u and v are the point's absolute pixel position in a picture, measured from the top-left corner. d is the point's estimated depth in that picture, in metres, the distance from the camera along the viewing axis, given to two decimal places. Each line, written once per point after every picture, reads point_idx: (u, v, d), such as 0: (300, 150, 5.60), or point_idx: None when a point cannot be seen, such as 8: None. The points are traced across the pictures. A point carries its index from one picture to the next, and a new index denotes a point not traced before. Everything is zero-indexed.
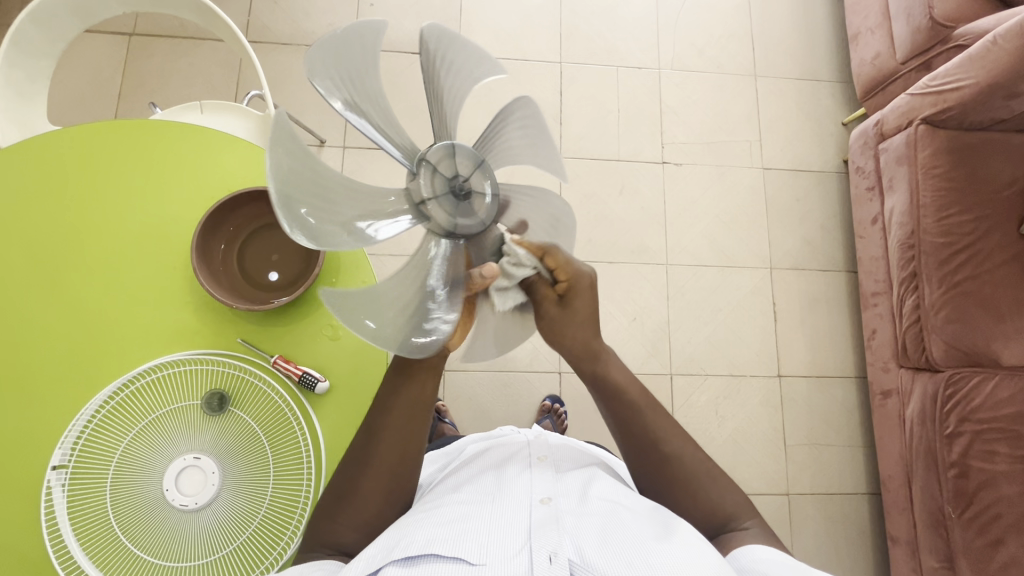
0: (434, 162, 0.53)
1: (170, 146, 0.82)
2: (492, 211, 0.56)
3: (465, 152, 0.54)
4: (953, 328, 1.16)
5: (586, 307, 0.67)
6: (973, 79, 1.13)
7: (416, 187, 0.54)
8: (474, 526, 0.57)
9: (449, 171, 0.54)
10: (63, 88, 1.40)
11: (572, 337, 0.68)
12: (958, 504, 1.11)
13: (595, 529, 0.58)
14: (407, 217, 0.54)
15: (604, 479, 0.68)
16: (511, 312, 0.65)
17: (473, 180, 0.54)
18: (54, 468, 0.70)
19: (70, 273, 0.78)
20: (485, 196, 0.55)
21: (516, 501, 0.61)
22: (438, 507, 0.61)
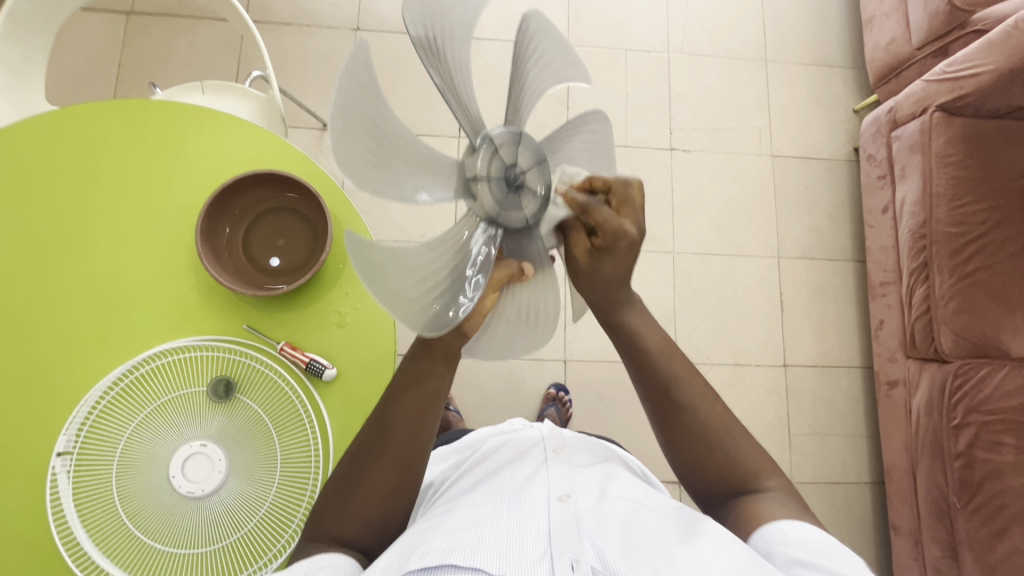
0: (496, 142, 0.47)
1: (173, 126, 0.80)
2: (537, 213, 0.51)
3: (529, 145, 0.49)
4: (963, 318, 1.15)
5: (623, 269, 0.58)
6: (991, 65, 1.11)
7: (469, 163, 0.47)
8: (492, 529, 0.56)
9: (508, 156, 0.48)
10: (60, 66, 1.37)
11: (595, 292, 0.60)
12: (962, 496, 1.11)
13: (617, 531, 0.57)
14: (451, 189, 0.46)
15: (620, 479, 0.68)
16: (536, 314, 0.57)
17: (528, 175, 0.49)
18: (59, 455, 0.69)
19: (72, 256, 0.76)
20: (535, 194, 0.50)
21: (534, 502, 0.61)
22: (453, 513, 0.60)
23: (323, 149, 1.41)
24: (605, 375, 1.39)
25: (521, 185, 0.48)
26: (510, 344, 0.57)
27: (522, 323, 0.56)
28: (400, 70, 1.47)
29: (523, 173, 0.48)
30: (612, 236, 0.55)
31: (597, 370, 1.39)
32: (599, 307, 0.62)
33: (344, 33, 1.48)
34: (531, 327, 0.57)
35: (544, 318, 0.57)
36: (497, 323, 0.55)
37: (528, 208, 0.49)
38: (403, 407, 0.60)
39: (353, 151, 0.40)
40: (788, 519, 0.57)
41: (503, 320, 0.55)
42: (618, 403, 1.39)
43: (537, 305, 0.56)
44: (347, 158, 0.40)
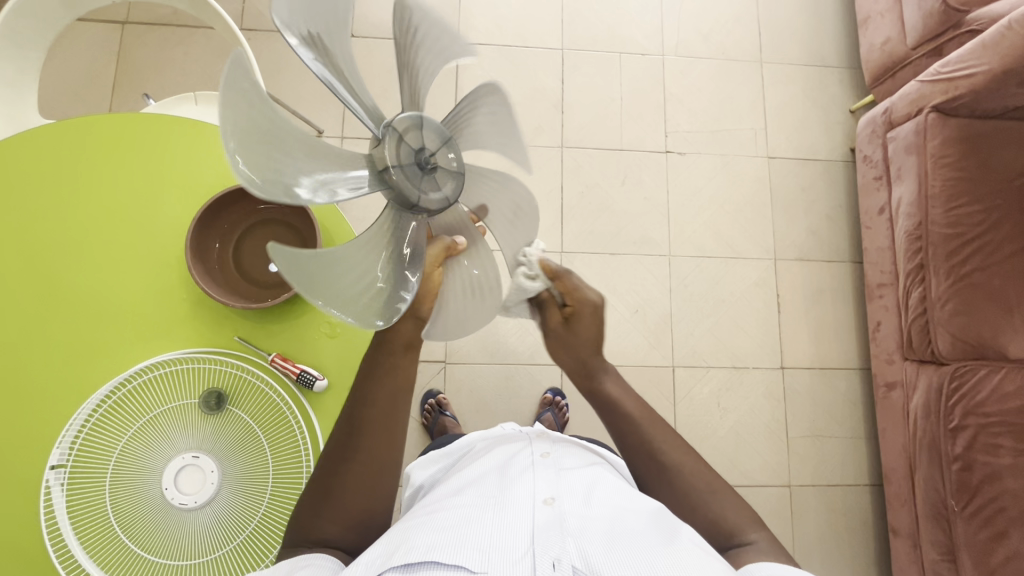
0: (398, 129, 0.49)
1: (162, 139, 0.80)
2: (454, 193, 0.53)
3: (433, 125, 0.51)
4: (960, 320, 1.14)
5: (594, 335, 0.70)
6: (985, 66, 1.10)
7: (378, 153, 0.49)
8: (477, 530, 0.56)
9: (412, 140, 0.50)
10: (56, 78, 1.38)
11: (569, 353, 0.72)
12: (961, 498, 1.11)
13: (599, 534, 0.57)
14: (368, 183, 0.48)
15: (607, 482, 0.67)
16: (472, 293, 0.60)
17: (436, 152, 0.51)
18: (53, 468, 0.70)
19: (65, 270, 0.77)
20: (450, 172, 0.52)
21: (519, 503, 0.60)
22: (439, 512, 0.60)
23: None
24: None
25: (431, 161, 0.51)
26: (467, 326, 0.63)
27: (473, 300, 0.61)
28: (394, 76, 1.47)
29: (431, 153, 0.50)
30: (578, 305, 0.67)
31: None
32: (579, 373, 0.74)
33: None
34: (480, 304, 0.61)
35: (493, 292, 0.61)
36: (450, 300, 0.60)
37: (443, 184, 0.52)
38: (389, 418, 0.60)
39: (263, 159, 0.39)
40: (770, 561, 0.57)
41: (455, 299, 0.60)
42: None
43: (479, 279, 0.60)
44: (258, 164, 0.39)
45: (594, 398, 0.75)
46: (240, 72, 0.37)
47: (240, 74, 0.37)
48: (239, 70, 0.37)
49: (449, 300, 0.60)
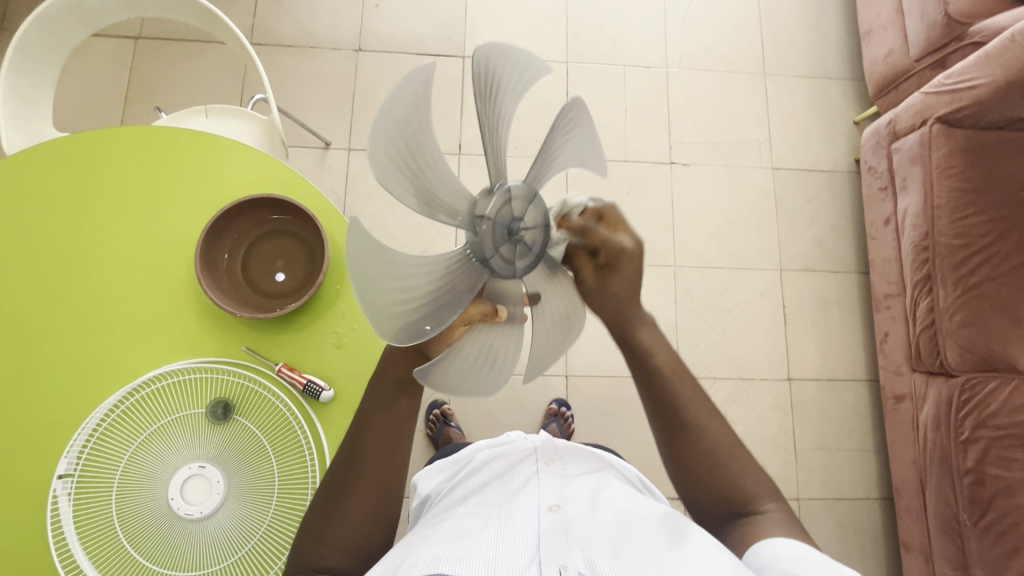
0: (514, 193, 0.47)
1: (174, 151, 0.82)
2: (525, 270, 0.50)
3: (541, 207, 0.49)
4: (969, 331, 1.13)
5: (630, 284, 0.55)
6: (988, 77, 1.11)
7: (482, 202, 0.47)
8: (481, 540, 0.56)
9: (519, 207, 0.47)
10: (70, 92, 1.40)
11: (606, 309, 0.57)
12: (973, 513, 1.09)
13: (606, 540, 0.56)
14: (459, 220, 0.47)
15: (613, 488, 0.67)
16: (487, 360, 0.52)
17: (530, 231, 0.49)
18: (60, 477, 0.70)
19: (76, 280, 0.78)
20: (529, 254, 0.49)
21: (523, 512, 0.60)
22: (446, 523, 0.60)
23: (325, 168, 1.43)
24: (607, 391, 1.39)
25: (523, 235, 0.48)
26: (478, 384, 0.52)
27: (488, 363, 0.52)
28: None
29: (525, 226, 0.48)
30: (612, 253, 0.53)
31: (599, 386, 1.39)
32: (614, 323, 0.59)
33: (346, 54, 1.50)
34: (494, 371, 0.52)
35: (509, 357, 0.53)
36: (461, 357, 0.51)
37: (520, 263, 0.49)
38: (395, 428, 0.60)
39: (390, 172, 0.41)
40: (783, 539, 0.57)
41: (469, 356, 0.51)
42: (621, 418, 1.38)
43: (498, 348, 0.53)
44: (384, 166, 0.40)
45: (628, 356, 0.62)
46: (409, 93, 0.39)
47: (409, 94, 0.39)
48: (411, 87, 0.39)
49: (462, 357, 0.51)
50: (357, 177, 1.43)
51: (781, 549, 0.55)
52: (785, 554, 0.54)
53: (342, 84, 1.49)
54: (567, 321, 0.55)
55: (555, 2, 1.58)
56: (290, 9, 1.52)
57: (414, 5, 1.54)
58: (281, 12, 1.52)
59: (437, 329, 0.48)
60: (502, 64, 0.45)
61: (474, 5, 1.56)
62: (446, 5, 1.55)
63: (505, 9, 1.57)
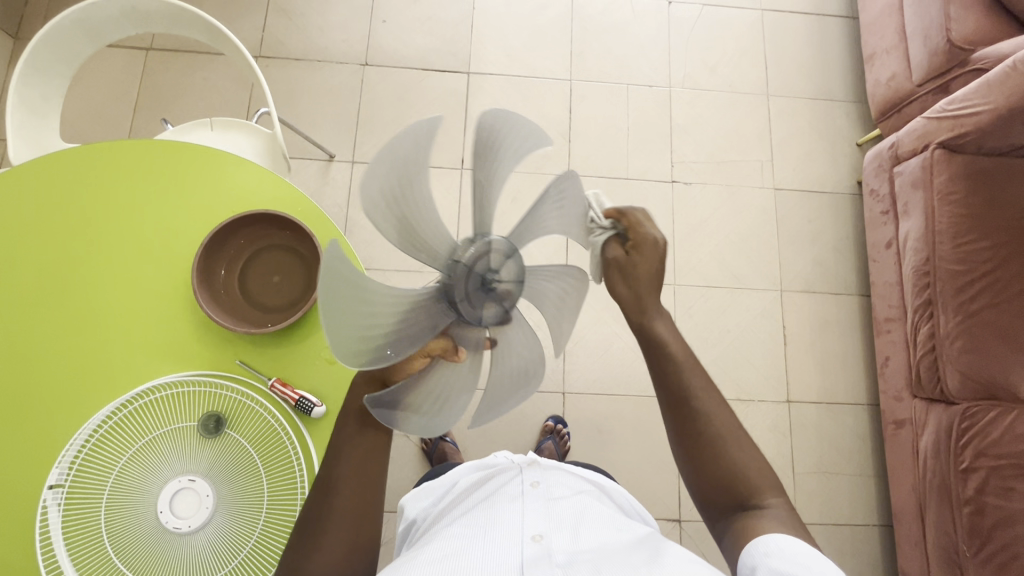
0: (499, 248, 0.49)
1: (176, 166, 0.83)
2: (493, 322, 0.50)
3: (516, 262, 0.50)
4: (970, 358, 1.12)
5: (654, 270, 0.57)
6: (989, 104, 1.11)
7: (460, 248, 0.49)
8: (464, 567, 0.55)
9: (496, 258, 0.49)
10: (81, 101, 1.43)
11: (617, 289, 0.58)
12: (972, 544, 1.08)
13: (590, 564, 0.54)
14: (435, 258, 0.49)
15: (596, 512, 0.66)
16: (438, 400, 0.52)
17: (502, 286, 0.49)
18: (50, 488, 0.70)
19: (75, 291, 0.79)
20: (497, 307, 0.50)
21: (505, 538, 0.59)
22: (427, 550, 0.59)
23: (328, 181, 1.45)
24: (604, 409, 1.38)
25: (495, 287, 0.49)
26: (430, 422, 0.52)
27: (442, 401, 0.52)
28: (405, 103, 1.51)
29: (496, 279, 0.49)
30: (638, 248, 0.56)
31: (596, 403, 1.38)
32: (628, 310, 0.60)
33: (352, 68, 1.52)
34: (450, 407, 0.52)
35: (463, 397, 0.53)
36: (418, 393, 0.52)
37: (486, 313, 0.49)
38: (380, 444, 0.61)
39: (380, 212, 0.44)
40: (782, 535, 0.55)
41: (424, 393, 0.52)
42: (617, 436, 1.37)
43: (448, 390, 0.52)
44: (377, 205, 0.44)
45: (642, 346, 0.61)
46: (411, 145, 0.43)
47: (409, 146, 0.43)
48: (414, 140, 0.43)
49: (419, 393, 0.52)
50: (359, 190, 1.44)
51: (782, 544, 0.53)
52: (783, 548, 0.53)
53: (348, 97, 1.50)
54: (523, 372, 0.55)
55: (560, 21, 1.60)
56: (299, 23, 1.55)
57: (421, 21, 1.56)
58: (290, 26, 1.54)
59: (401, 354, 0.49)
60: (504, 132, 0.48)
61: (480, 22, 1.58)
62: (453, 21, 1.57)
63: (510, 27, 1.58)
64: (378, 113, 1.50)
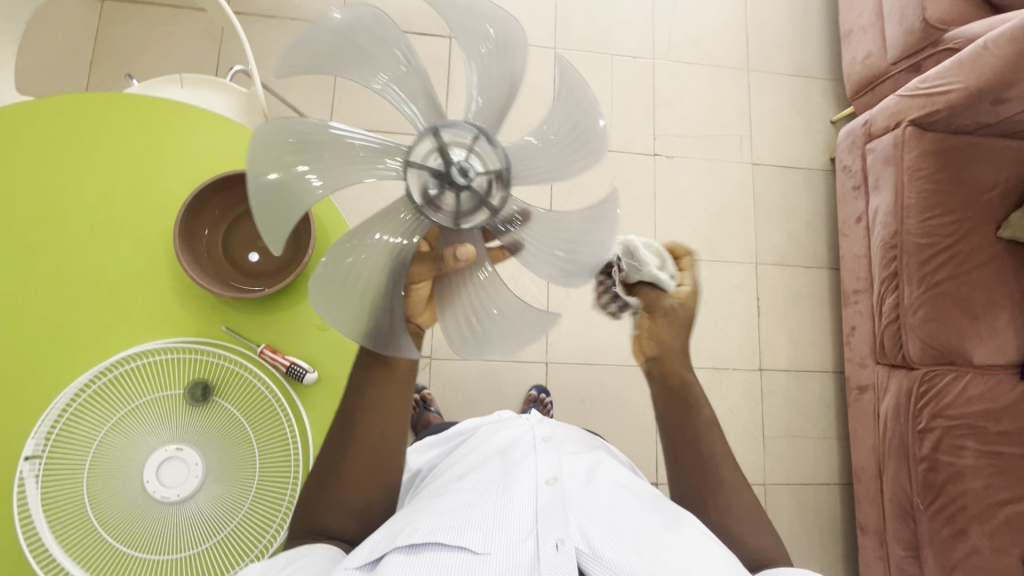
0: (469, 129, 0.49)
1: (146, 122, 0.78)
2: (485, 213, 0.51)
3: (482, 143, 0.49)
4: (930, 326, 1.19)
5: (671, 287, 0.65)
6: (961, 83, 1.15)
7: (445, 147, 0.49)
8: (480, 514, 0.58)
9: (434, 166, 0.49)
10: (29, 52, 1.32)
11: None
12: (926, 497, 1.16)
13: (601, 512, 0.58)
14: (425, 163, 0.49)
15: (610, 465, 0.70)
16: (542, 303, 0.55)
17: (455, 194, 0.49)
18: (26, 459, 0.67)
19: (45, 255, 0.74)
20: (485, 187, 0.50)
21: (522, 485, 0.62)
22: (443, 496, 0.62)
23: None
24: (586, 378, 1.41)
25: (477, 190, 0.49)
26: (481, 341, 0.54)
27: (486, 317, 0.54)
28: None
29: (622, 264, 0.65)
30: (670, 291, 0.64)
31: (579, 373, 1.41)
32: None
33: None
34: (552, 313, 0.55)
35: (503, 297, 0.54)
36: (445, 317, 0.55)
37: (497, 200, 0.50)
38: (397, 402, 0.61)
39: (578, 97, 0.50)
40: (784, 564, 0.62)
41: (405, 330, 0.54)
42: (598, 405, 1.40)
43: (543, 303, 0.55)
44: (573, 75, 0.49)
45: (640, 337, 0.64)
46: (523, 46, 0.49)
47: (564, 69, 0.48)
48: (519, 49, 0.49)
49: (447, 318, 0.55)
50: None
51: (790, 575, 0.59)
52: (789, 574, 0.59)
53: None
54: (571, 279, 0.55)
55: None
56: None
57: None
58: None
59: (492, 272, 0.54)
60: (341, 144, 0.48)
61: None
62: None
63: None
64: (356, 77, 1.44)
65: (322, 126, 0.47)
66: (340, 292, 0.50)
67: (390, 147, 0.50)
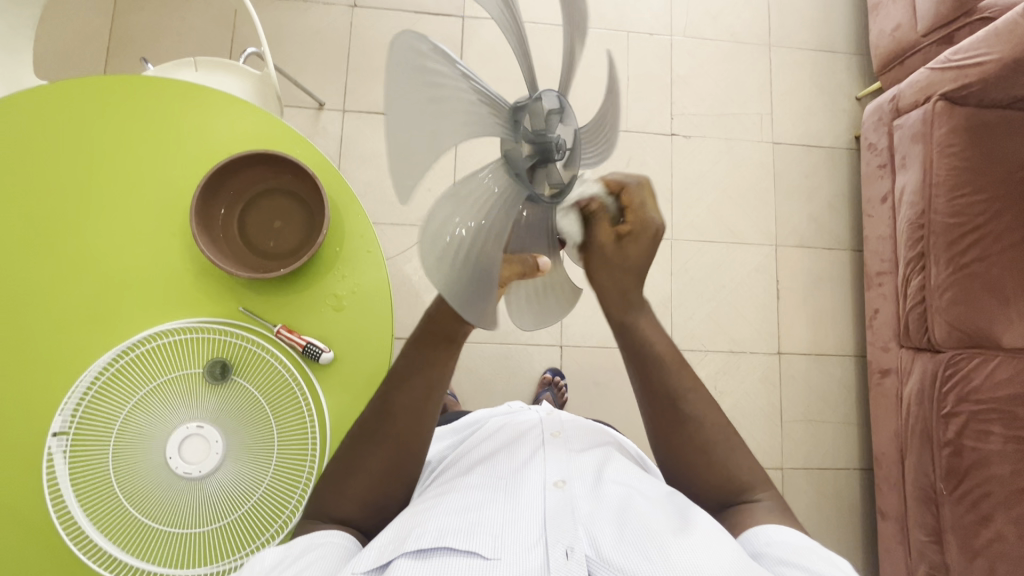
0: (554, 103, 0.49)
1: (164, 103, 0.78)
2: (559, 191, 0.52)
3: (570, 123, 0.51)
4: (958, 309, 1.15)
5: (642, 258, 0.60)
6: (995, 54, 1.09)
7: (541, 116, 0.49)
8: (489, 517, 0.57)
9: (532, 131, 0.48)
10: (46, 40, 1.33)
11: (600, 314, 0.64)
12: (949, 482, 1.14)
13: (610, 518, 0.58)
14: (524, 126, 0.48)
15: (618, 460, 0.69)
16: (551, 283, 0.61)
17: (546, 168, 0.50)
18: (55, 435, 0.69)
19: (66, 238, 0.75)
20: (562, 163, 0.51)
21: (531, 487, 0.62)
22: (450, 493, 0.61)
23: (318, 130, 1.39)
24: (601, 361, 1.40)
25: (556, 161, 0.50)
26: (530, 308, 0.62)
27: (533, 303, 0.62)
28: None
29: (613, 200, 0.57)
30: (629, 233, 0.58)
31: (593, 356, 1.40)
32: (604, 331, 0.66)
33: (340, 9, 1.44)
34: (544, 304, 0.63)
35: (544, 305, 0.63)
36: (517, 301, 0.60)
37: (566, 176, 0.52)
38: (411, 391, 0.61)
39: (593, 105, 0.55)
40: (773, 524, 0.59)
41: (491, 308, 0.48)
42: (613, 388, 1.40)
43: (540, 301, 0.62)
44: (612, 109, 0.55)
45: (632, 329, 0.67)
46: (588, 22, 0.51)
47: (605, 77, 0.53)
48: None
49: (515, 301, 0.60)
50: (352, 140, 1.39)
51: (774, 536, 0.57)
52: (779, 540, 0.56)
53: (337, 42, 1.43)
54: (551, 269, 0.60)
55: None
56: None
57: None
58: None
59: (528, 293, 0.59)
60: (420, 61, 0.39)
61: None
62: None
63: None
64: (369, 58, 1.43)
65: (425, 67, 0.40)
66: (442, 254, 0.43)
67: (462, 87, 0.43)
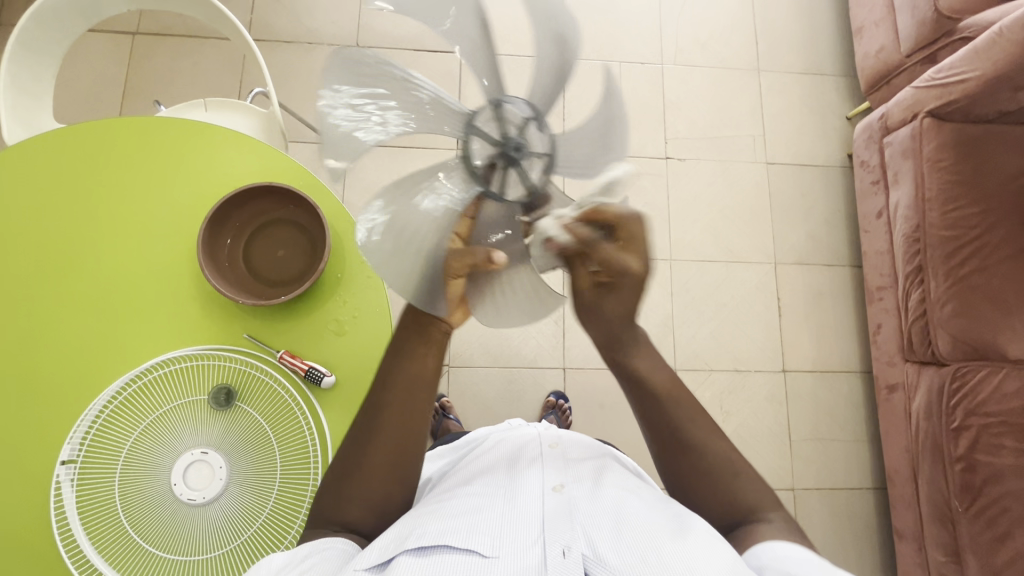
0: (526, 111, 0.55)
1: (174, 140, 0.82)
2: (521, 193, 0.56)
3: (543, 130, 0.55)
4: (960, 321, 1.15)
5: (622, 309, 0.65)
6: (976, 71, 1.12)
7: (508, 120, 0.55)
8: (487, 521, 0.57)
9: (494, 134, 0.55)
10: (67, 86, 1.40)
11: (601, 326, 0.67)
12: (965, 499, 1.11)
13: (607, 520, 0.58)
14: (486, 125, 0.55)
15: (615, 470, 0.69)
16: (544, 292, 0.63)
17: (506, 167, 0.55)
18: (63, 464, 0.71)
19: (78, 271, 0.78)
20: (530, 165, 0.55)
21: (529, 492, 0.62)
22: (450, 500, 0.62)
23: (323, 164, 1.44)
24: (604, 383, 1.40)
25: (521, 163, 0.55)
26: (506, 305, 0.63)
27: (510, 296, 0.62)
28: None
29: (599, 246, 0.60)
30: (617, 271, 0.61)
31: (596, 378, 1.40)
32: (603, 345, 0.68)
33: (344, 50, 1.51)
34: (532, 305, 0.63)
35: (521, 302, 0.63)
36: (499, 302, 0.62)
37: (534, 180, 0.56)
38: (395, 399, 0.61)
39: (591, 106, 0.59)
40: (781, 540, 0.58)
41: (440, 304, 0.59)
42: (618, 410, 1.39)
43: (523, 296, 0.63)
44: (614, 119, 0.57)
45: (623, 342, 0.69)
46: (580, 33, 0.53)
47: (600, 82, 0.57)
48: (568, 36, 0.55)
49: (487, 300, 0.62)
50: (356, 173, 1.44)
51: (779, 551, 0.55)
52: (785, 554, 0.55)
53: None
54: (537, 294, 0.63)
55: None
56: (287, 7, 1.53)
57: None
58: (278, 9, 1.53)
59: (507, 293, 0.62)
60: (355, 66, 0.53)
61: None
62: None
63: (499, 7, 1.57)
64: None
65: (364, 69, 0.53)
66: (386, 238, 0.53)
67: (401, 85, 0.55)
